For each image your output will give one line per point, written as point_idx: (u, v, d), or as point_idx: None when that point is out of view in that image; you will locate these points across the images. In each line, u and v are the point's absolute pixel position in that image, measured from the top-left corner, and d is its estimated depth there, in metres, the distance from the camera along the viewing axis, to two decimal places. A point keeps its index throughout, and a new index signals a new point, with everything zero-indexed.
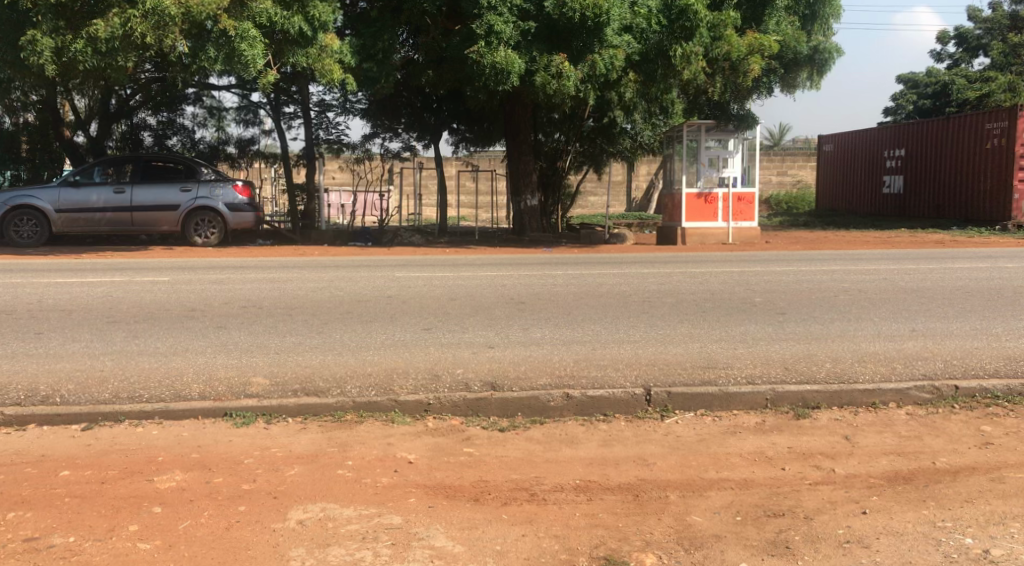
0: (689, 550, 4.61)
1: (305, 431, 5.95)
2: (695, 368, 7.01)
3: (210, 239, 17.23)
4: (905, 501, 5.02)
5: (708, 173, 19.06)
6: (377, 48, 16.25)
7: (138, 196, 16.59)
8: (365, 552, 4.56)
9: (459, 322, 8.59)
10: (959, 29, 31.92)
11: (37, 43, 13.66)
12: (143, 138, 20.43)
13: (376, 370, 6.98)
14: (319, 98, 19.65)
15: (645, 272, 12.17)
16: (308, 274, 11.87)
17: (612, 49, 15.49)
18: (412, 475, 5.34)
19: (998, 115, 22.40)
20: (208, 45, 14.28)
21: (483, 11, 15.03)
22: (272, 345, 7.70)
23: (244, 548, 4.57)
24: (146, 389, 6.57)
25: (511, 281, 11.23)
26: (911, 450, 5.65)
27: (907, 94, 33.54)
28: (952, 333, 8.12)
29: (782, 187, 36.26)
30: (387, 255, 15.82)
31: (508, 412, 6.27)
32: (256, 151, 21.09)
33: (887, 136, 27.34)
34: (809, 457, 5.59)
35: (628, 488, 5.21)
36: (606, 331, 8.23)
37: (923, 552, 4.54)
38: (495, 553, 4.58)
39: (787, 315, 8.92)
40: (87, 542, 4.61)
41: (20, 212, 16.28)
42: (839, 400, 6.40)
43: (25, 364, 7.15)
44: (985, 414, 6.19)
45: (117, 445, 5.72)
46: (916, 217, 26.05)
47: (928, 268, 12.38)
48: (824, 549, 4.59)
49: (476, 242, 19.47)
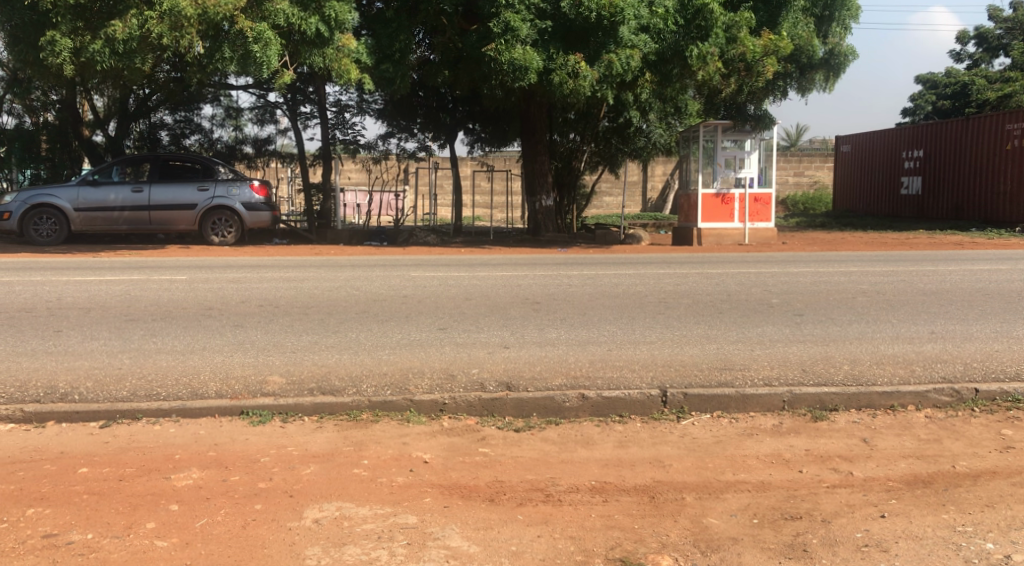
0: (705, 553, 4.59)
1: (321, 430, 5.95)
2: (712, 370, 6.98)
3: (227, 238, 17.23)
4: (924, 505, 4.98)
5: (725, 173, 18.96)
6: (393, 47, 16.33)
7: (155, 194, 16.66)
8: (380, 551, 4.56)
9: (474, 322, 8.56)
10: (979, 29, 31.67)
11: (57, 43, 13.83)
12: (161, 137, 20.55)
13: (392, 370, 6.98)
14: (336, 98, 19.73)
15: (661, 273, 12.10)
16: (323, 274, 11.92)
17: (629, 49, 15.40)
18: (427, 475, 5.33)
19: (1019, 116, 22.26)
20: (224, 45, 14.31)
21: (501, 9, 15.02)
22: (288, 345, 7.71)
23: (260, 547, 4.58)
24: (164, 387, 6.60)
25: (527, 281, 11.26)
26: (931, 454, 5.60)
27: (926, 94, 33.51)
28: (971, 336, 8.06)
29: (799, 188, 36.03)
30: (403, 255, 15.89)
31: (523, 412, 6.26)
32: (272, 151, 21.15)
33: (905, 137, 27.17)
34: (827, 459, 5.56)
35: (644, 490, 5.20)
36: (622, 331, 8.22)
37: (943, 556, 4.51)
38: (511, 553, 4.57)
39: (804, 316, 8.88)
40: (106, 539, 4.63)
41: (40, 210, 16.36)
42: (856, 402, 6.35)
43: (46, 360, 7.20)
44: (1006, 418, 6.12)
45: (135, 442, 5.75)
46: (935, 218, 25.87)
47: (943, 270, 12.28)
48: (842, 552, 4.56)
49: (490, 241, 19.56)
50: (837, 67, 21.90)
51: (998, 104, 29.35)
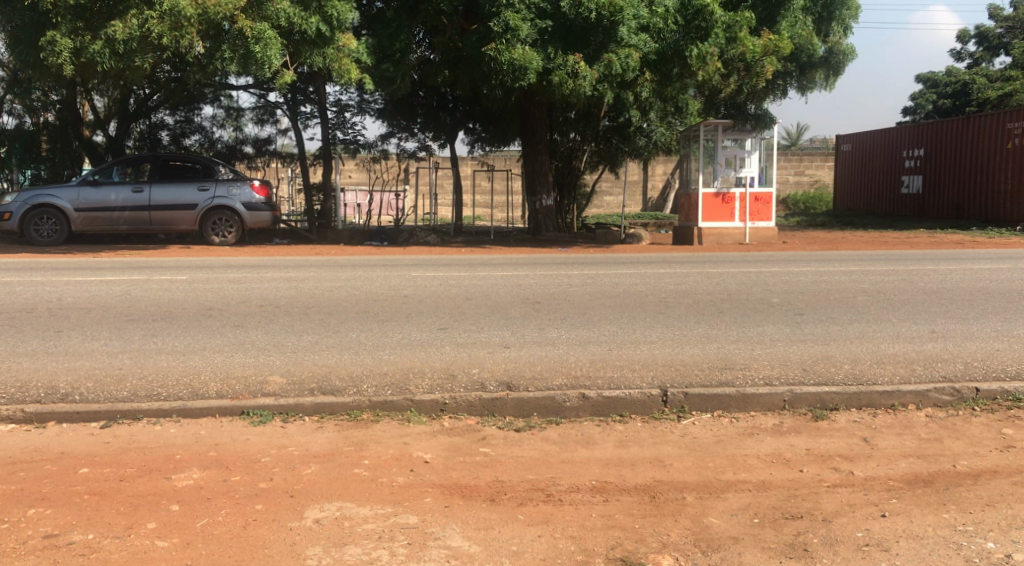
0: (706, 552, 4.59)
1: (321, 430, 5.95)
2: (712, 369, 6.98)
3: (227, 239, 17.25)
4: (925, 504, 4.98)
5: (725, 173, 18.95)
6: (394, 47, 16.33)
7: (155, 194, 16.66)
8: (381, 551, 4.56)
9: (475, 322, 8.56)
10: (979, 28, 31.66)
11: (57, 43, 13.81)
12: (162, 138, 20.55)
13: (392, 370, 6.98)
14: (336, 98, 19.74)
15: (661, 272, 12.10)
16: (323, 274, 11.92)
17: (628, 49, 15.33)
18: (428, 475, 5.33)
19: (1019, 115, 22.26)
20: (224, 45, 14.32)
21: (501, 9, 15.03)
22: (289, 345, 7.71)
23: (261, 547, 4.58)
24: (165, 387, 6.61)
25: (528, 280, 11.25)
26: (932, 453, 5.61)
27: (927, 93, 33.49)
28: (972, 334, 8.06)
29: (799, 187, 36.00)
30: (405, 255, 15.86)
31: (524, 412, 6.26)
32: (272, 151, 21.16)
33: (905, 136, 27.16)
34: (828, 459, 5.56)
35: (645, 489, 5.20)
36: (622, 330, 8.22)
37: (944, 555, 4.51)
38: (512, 553, 4.57)
39: (805, 315, 8.88)
40: (106, 539, 4.63)
41: (40, 211, 16.36)
42: (857, 402, 6.35)
43: (46, 361, 7.21)
44: (1007, 417, 6.12)
45: (136, 442, 5.75)
46: (935, 217, 25.86)
47: (943, 269, 12.29)
48: (842, 551, 4.56)
49: (491, 241, 19.56)
50: (837, 65, 21.92)
51: (998, 103, 29.36)
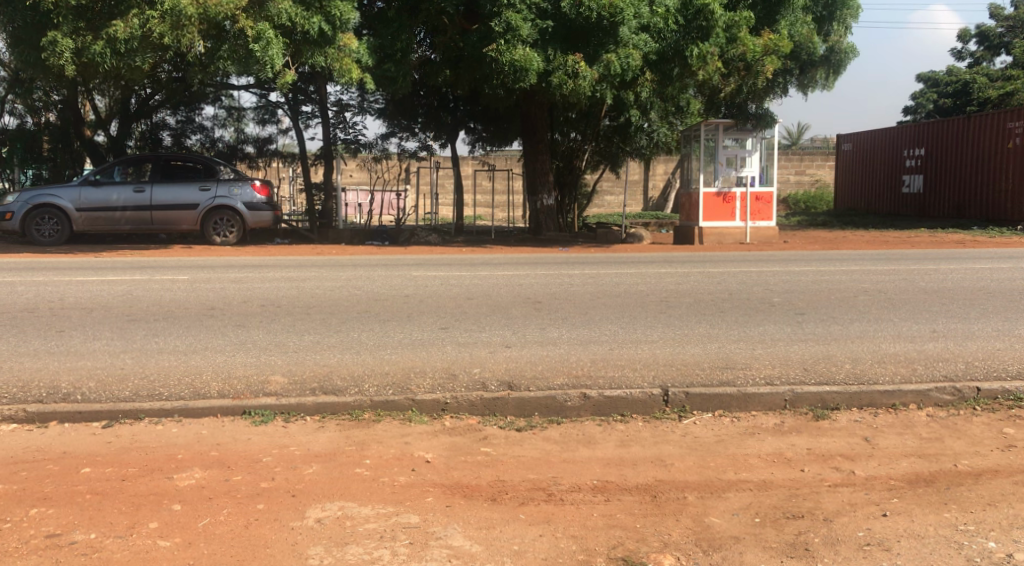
0: (707, 552, 4.59)
1: (322, 430, 5.96)
2: (713, 369, 6.99)
3: (229, 238, 17.27)
4: (925, 504, 4.98)
5: (726, 172, 18.95)
6: (395, 47, 16.33)
7: (157, 194, 16.67)
8: (382, 551, 4.57)
9: (476, 323, 8.55)
10: (980, 27, 31.62)
11: (58, 43, 13.81)
12: (163, 138, 20.56)
13: (393, 370, 6.98)
14: (336, 97, 19.76)
15: (662, 272, 12.08)
16: (324, 274, 11.89)
17: (629, 49, 15.45)
18: (429, 475, 5.34)
19: (1020, 115, 22.24)
20: (225, 44, 14.33)
21: (501, 9, 15.01)
22: (290, 344, 7.71)
23: (263, 546, 4.59)
24: (166, 386, 6.62)
25: (529, 280, 11.22)
26: (933, 452, 5.61)
27: (928, 92, 33.46)
28: (973, 334, 8.06)
29: (800, 187, 35.98)
30: (405, 254, 15.78)
31: (525, 411, 6.26)
32: (273, 151, 21.18)
33: (906, 136, 27.15)
34: (829, 458, 5.56)
35: (646, 489, 5.20)
36: (623, 330, 8.21)
37: (944, 555, 4.51)
38: (513, 553, 4.57)
39: (806, 315, 8.88)
40: (109, 538, 4.64)
41: (42, 211, 16.36)
42: (857, 401, 6.35)
43: (48, 361, 7.21)
44: (1008, 416, 6.12)
45: (138, 442, 5.76)
46: (936, 217, 25.85)
47: (943, 268, 12.28)
48: (843, 551, 4.56)
49: (492, 240, 19.56)
50: (838, 63, 21.94)
51: (999, 102, 29.35)
